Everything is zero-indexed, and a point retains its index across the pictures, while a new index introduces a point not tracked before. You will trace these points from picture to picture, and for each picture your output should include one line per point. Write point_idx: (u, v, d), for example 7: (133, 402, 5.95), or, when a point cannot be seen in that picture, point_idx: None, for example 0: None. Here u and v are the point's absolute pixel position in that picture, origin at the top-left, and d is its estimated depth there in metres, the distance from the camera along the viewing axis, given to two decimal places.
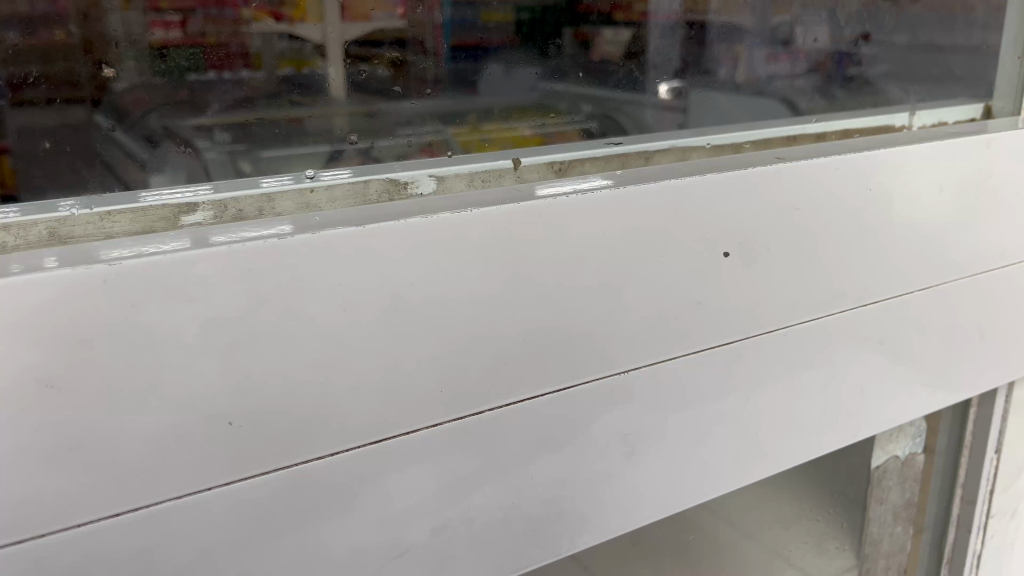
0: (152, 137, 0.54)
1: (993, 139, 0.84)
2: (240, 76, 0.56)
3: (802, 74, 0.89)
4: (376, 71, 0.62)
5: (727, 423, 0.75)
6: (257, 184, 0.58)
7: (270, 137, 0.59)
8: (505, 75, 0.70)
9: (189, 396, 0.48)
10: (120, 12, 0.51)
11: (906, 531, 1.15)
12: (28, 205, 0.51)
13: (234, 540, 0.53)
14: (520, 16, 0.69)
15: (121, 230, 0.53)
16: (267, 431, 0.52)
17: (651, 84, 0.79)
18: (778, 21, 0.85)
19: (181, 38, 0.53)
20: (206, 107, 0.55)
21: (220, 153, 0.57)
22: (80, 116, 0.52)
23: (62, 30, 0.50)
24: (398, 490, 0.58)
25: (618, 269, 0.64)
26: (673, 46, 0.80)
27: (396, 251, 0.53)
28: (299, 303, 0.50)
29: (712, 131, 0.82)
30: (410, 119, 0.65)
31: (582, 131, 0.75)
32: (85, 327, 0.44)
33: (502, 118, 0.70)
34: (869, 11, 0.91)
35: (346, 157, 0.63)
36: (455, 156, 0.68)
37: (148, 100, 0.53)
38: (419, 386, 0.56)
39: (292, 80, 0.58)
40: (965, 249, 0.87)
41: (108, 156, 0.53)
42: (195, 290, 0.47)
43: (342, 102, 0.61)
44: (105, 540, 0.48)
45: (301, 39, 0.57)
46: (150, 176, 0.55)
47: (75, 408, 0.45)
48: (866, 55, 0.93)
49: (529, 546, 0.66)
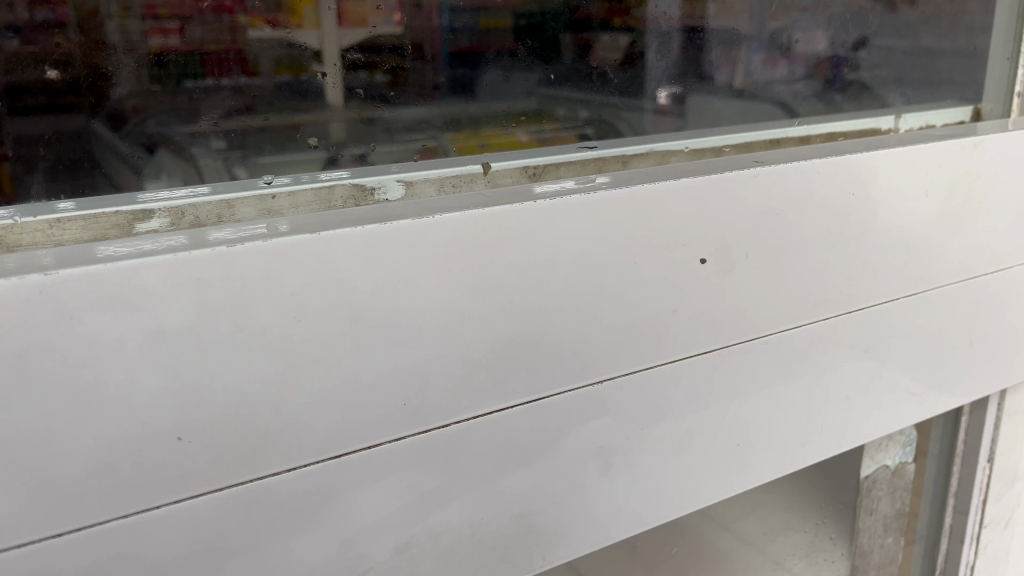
0: (149, 143, 0.53)
1: (982, 140, 0.82)
2: (239, 83, 0.55)
3: (801, 78, 0.87)
4: (375, 78, 0.61)
5: (707, 434, 0.73)
6: (256, 185, 0.58)
7: (267, 141, 0.58)
8: (505, 81, 0.68)
9: (135, 412, 0.46)
10: (118, 19, 0.50)
11: (897, 543, 1.12)
12: (25, 207, 0.50)
13: (184, 559, 0.51)
14: (519, 22, 0.67)
15: (71, 238, 0.51)
16: (218, 447, 0.50)
17: (650, 89, 0.78)
18: (777, 26, 0.83)
19: (180, 45, 0.52)
20: (201, 115, 0.54)
21: (214, 160, 0.56)
22: (77, 123, 0.51)
23: (62, 37, 0.49)
24: (362, 507, 0.56)
25: (589, 277, 0.62)
26: (671, 55, 0.78)
27: (354, 259, 0.51)
28: (250, 314, 0.48)
29: (699, 135, 0.81)
30: (410, 125, 0.64)
31: (579, 136, 0.74)
32: (20, 339, 0.42)
33: (502, 124, 0.69)
34: (861, 14, 0.89)
35: (343, 163, 0.62)
36: (421, 161, 0.65)
37: (146, 107, 0.52)
38: (380, 398, 0.55)
39: (290, 87, 0.57)
40: (953, 254, 0.85)
41: (103, 162, 0.52)
42: (138, 300, 0.45)
43: (339, 108, 0.60)
44: (46, 561, 0.46)
45: (299, 45, 0.57)
46: (146, 182, 0.54)
47: (12, 424, 0.43)
48: (864, 59, 0.91)
49: (501, 563, 0.64)
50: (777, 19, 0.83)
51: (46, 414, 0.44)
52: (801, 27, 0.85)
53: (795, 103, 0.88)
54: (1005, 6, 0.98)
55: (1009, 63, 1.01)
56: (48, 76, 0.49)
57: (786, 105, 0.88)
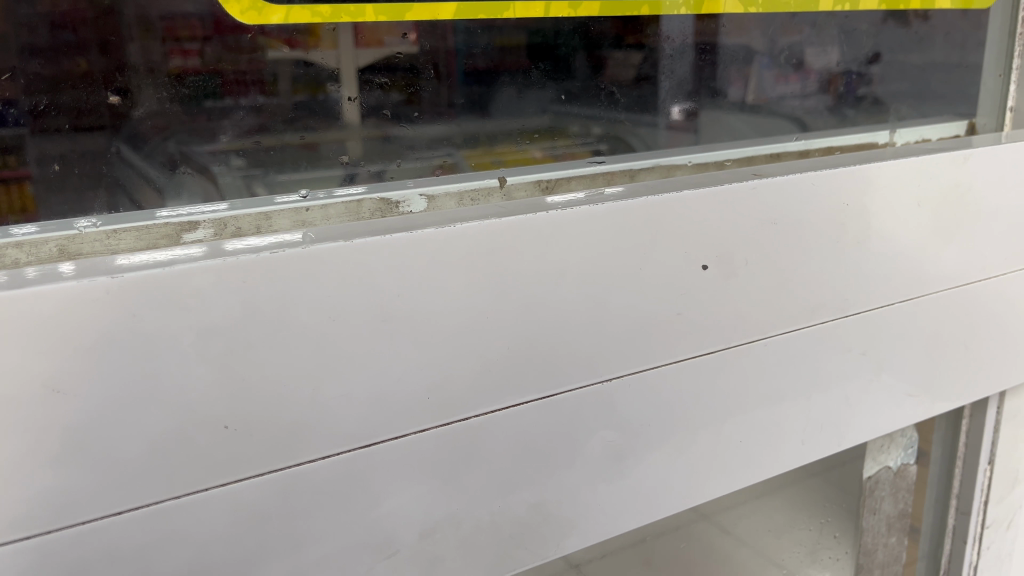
0: (171, 161, 0.58)
1: (971, 154, 0.86)
2: (257, 102, 0.59)
3: (813, 93, 0.92)
4: (390, 96, 0.65)
5: (711, 432, 0.77)
6: (272, 202, 0.62)
7: (283, 161, 0.62)
8: (517, 97, 0.73)
9: (186, 402, 0.51)
10: (140, 40, 0.54)
11: (901, 542, 1.15)
12: (47, 223, 0.54)
13: (229, 539, 0.55)
14: (531, 39, 0.71)
15: (126, 247, 0.56)
16: (262, 435, 0.55)
17: (663, 106, 0.82)
18: (786, 43, 0.87)
19: (198, 65, 0.56)
20: (219, 134, 0.58)
21: (234, 177, 0.61)
22: (100, 142, 0.55)
23: (83, 59, 0.53)
24: (389, 493, 0.61)
25: (600, 284, 0.66)
26: (686, 70, 0.82)
27: (386, 264, 0.56)
28: (291, 313, 0.53)
29: (716, 150, 0.86)
30: (428, 142, 0.69)
31: (592, 152, 0.79)
32: (88, 335, 0.47)
33: (515, 141, 0.74)
34: (875, 29, 0.93)
35: (359, 179, 0.66)
36: (466, 176, 0.71)
37: (165, 125, 0.56)
38: (406, 392, 0.59)
39: (306, 105, 0.62)
40: (948, 261, 0.89)
41: (123, 179, 0.56)
42: (191, 301, 0.50)
43: (356, 127, 0.65)
44: (107, 538, 0.51)
45: (315, 65, 0.61)
46: (167, 201, 0.58)
47: (79, 411, 0.48)
48: (877, 74, 0.96)
49: (517, 549, 0.68)
50: (789, 35, 0.87)
51: (113, 402, 0.49)
52: (814, 42, 0.89)
53: (806, 117, 0.92)
54: (998, 26, 1.03)
55: (1000, 78, 1.06)
56: (112, 101, 0.54)
57: (797, 121, 0.92)
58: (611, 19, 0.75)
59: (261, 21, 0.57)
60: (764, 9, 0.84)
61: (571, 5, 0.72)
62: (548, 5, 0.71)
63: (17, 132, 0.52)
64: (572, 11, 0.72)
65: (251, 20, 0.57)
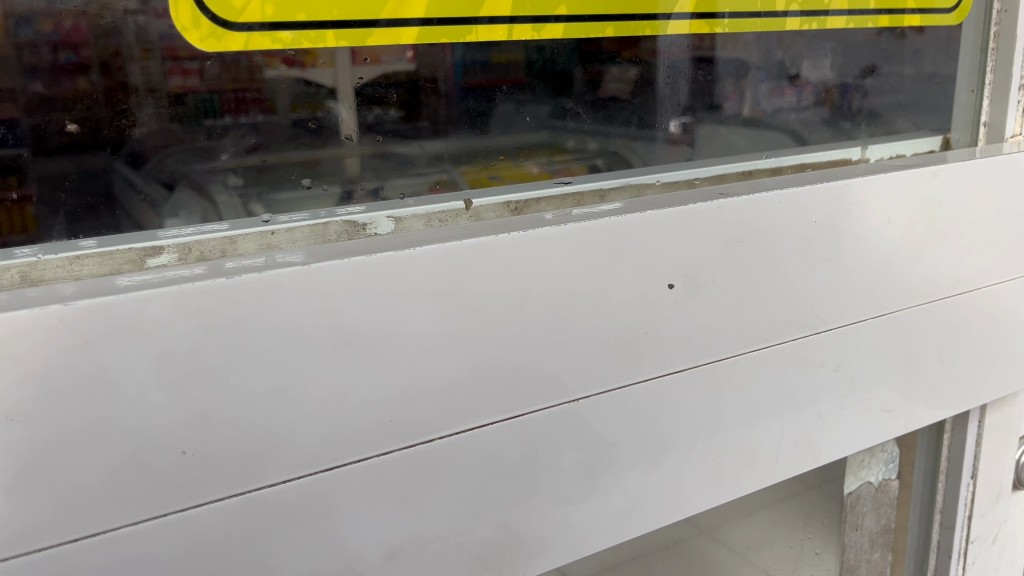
0: (169, 180, 0.58)
1: (938, 170, 0.87)
2: (257, 120, 0.60)
3: (807, 106, 0.94)
4: (388, 114, 0.66)
5: (683, 451, 0.77)
6: (261, 222, 0.62)
7: (277, 179, 0.63)
8: (516, 113, 0.74)
9: (143, 425, 0.52)
10: (140, 61, 0.54)
11: (883, 558, 1.17)
12: (48, 245, 0.55)
13: (190, 564, 0.55)
14: (530, 56, 0.72)
15: (88, 272, 0.56)
16: (220, 460, 0.55)
17: (661, 122, 0.84)
18: (781, 55, 0.89)
19: (198, 84, 0.57)
20: (220, 153, 0.59)
21: (232, 197, 0.61)
22: (102, 162, 0.55)
23: (84, 78, 0.53)
24: (353, 515, 0.61)
25: (565, 304, 0.67)
26: (681, 82, 0.83)
27: (344, 290, 0.56)
28: (248, 338, 0.54)
29: (714, 164, 0.87)
30: (420, 159, 0.69)
31: (588, 167, 0.80)
32: (44, 361, 0.48)
33: (512, 157, 0.75)
34: (847, 45, 0.94)
35: (356, 198, 0.67)
36: (463, 193, 0.72)
37: (165, 145, 0.57)
38: (368, 416, 0.60)
39: (305, 122, 0.62)
40: (920, 276, 0.91)
41: (121, 198, 0.57)
42: (149, 326, 0.50)
43: (354, 144, 0.65)
44: (66, 564, 0.51)
45: (314, 84, 0.61)
46: (167, 220, 0.59)
47: (37, 438, 0.48)
48: (871, 85, 0.98)
49: (485, 569, 0.68)
50: (782, 48, 0.89)
51: (78, 426, 0.50)
52: (809, 57, 0.91)
53: (803, 130, 0.94)
54: (969, 41, 1.05)
55: (974, 94, 1.07)
56: (70, 129, 0.53)
57: (796, 133, 0.94)
58: (580, 42, 0.74)
59: (221, 48, 0.56)
60: (730, 27, 0.83)
61: (535, 28, 0.70)
62: (511, 28, 0.69)
63: (17, 153, 0.52)
64: (535, 35, 0.71)
65: (211, 48, 0.56)
